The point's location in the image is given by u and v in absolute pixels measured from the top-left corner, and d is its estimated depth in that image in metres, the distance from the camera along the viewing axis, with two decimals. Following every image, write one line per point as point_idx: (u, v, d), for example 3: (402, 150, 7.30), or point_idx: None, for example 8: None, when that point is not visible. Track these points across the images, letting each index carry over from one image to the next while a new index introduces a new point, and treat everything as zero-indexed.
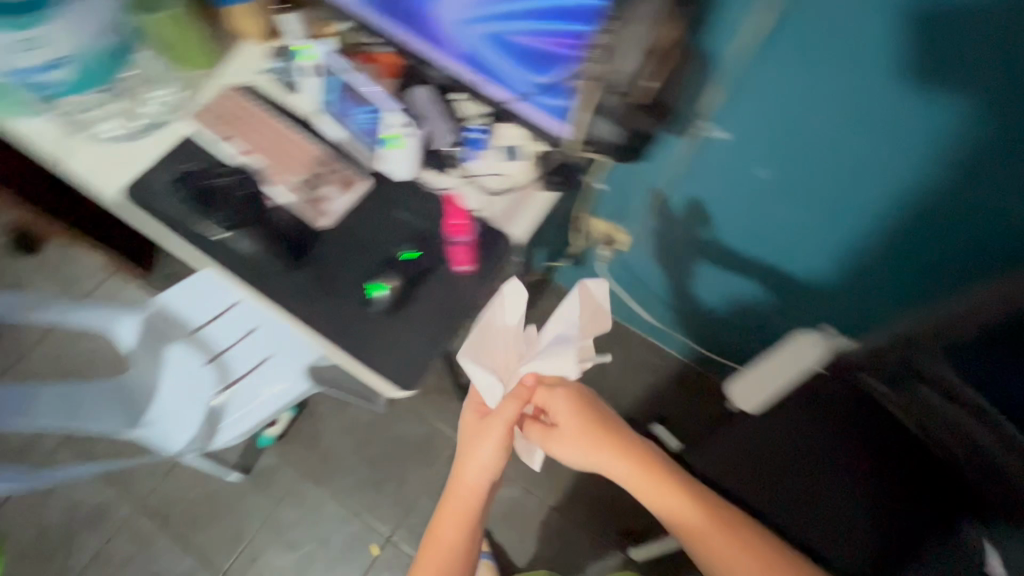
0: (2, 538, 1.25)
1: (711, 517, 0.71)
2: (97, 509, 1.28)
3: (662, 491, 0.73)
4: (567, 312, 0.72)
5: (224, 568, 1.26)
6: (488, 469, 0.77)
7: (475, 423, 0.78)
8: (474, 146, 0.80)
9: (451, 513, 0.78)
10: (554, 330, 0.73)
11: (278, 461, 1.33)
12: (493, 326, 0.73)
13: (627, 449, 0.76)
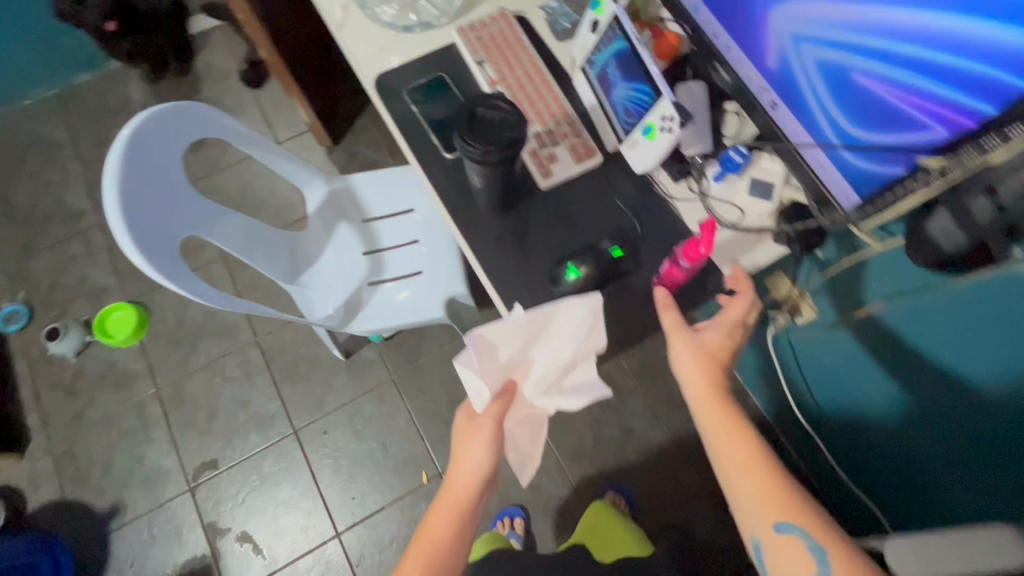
0: (149, 313, 1.44)
1: (777, 480, 0.55)
2: (224, 325, 1.43)
3: (746, 458, 0.57)
4: (569, 322, 0.65)
5: (297, 426, 1.37)
6: (483, 460, 0.66)
7: (463, 424, 0.68)
8: (727, 165, 0.73)
9: (449, 502, 0.67)
10: (558, 341, 0.66)
11: (376, 358, 1.41)
12: (492, 332, 0.64)
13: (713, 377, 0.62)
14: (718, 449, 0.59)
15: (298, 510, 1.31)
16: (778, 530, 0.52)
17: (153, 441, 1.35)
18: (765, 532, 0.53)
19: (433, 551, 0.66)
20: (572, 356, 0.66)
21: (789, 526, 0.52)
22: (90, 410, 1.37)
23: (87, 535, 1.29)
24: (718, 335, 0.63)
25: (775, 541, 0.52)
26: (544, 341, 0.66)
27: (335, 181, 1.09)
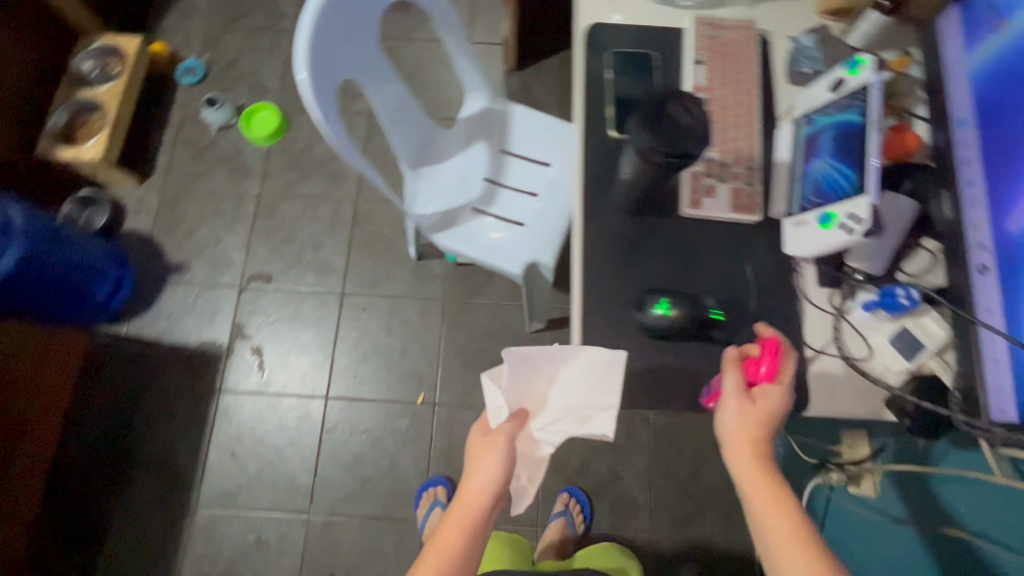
0: (289, 128, 1.55)
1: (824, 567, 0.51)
2: (339, 172, 1.52)
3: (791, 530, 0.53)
4: (598, 367, 0.63)
5: (346, 289, 1.44)
6: (495, 480, 0.61)
7: (475, 440, 0.64)
8: (886, 301, 0.64)
9: (454, 525, 0.60)
10: (582, 380, 0.64)
11: (440, 275, 1.43)
12: (522, 352, 0.62)
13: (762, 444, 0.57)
14: (764, 523, 0.54)
15: (309, 357, 1.39)
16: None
17: (234, 232, 1.48)
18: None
19: (438, 572, 0.58)
20: (590, 403, 0.63)
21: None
22: (205, 179, 1.52)
23: (149, 274, 1.45)
24: (778, 402, 0.57)
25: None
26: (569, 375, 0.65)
27: (497, 102, 1.11)
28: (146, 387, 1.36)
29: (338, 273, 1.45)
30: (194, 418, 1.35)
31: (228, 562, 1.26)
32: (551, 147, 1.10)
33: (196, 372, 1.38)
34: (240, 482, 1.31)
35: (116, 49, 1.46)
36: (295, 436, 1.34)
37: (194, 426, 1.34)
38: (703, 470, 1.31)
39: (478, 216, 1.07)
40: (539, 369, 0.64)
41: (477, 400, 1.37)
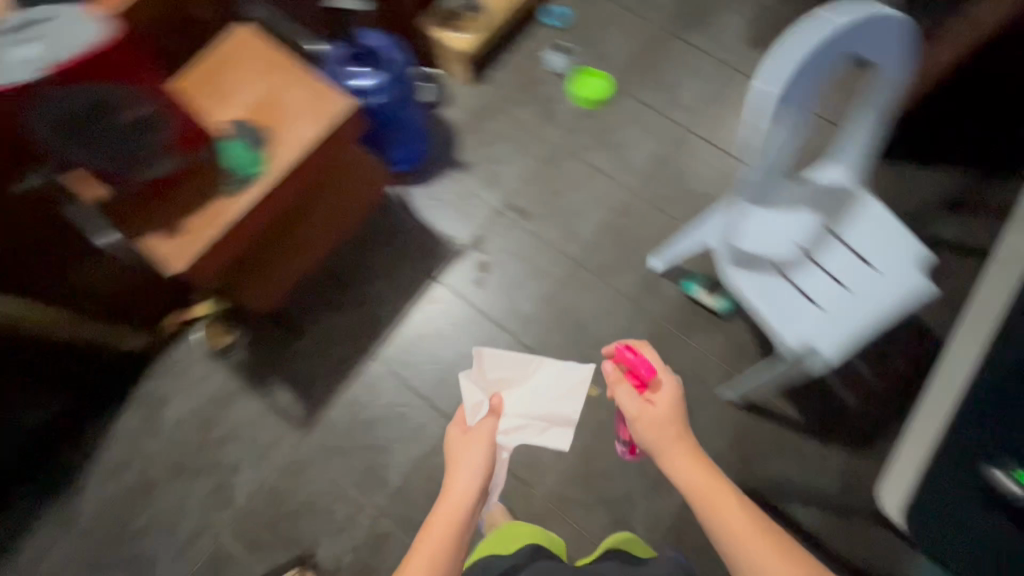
0: (608, 104, 1.64)
1: (760, 529, 0.83)
2: (628, 162, 1.59)
3: (726, 511, 0.85)
4: (557, 377, 1.31)
5: (581, 261, 1.50)
6: (475, 477, 1.00)
7: (456, 436, 1.07)
8: None
9: (450, 507, 0.97)
10: (528, 395, 1.27)
11: (670, 297, 1.44)
12: (502, 357, 1.31)
13: (693, 457, 0.92)
14: (711, 505, 0.87)
15: (520, 298, 1.48)
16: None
17: (519, 162, 1.60)
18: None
19: (442, 541, 0.93)
20: (541, 409, 1.28)
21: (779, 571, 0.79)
22: (519, 107, 1.65)
23: (436, 157, 1.59)
24: (668, 396, 0.96)
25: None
26: (526, 386, 1.28)
27: (855, 186, 1.08)
28: (386, 244, 1.51)
29: (582, 243, 1.51)
30: (409, 290, 1.48)
31: (373, 419, 1.38)
32: (886, 255, 1.04)
33: (429, 255, 1.51)
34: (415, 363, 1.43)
35: None
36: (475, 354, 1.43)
37: (406, 296, 1.47)
38: None
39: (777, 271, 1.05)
40: (509, 377, 1.28)
41: None
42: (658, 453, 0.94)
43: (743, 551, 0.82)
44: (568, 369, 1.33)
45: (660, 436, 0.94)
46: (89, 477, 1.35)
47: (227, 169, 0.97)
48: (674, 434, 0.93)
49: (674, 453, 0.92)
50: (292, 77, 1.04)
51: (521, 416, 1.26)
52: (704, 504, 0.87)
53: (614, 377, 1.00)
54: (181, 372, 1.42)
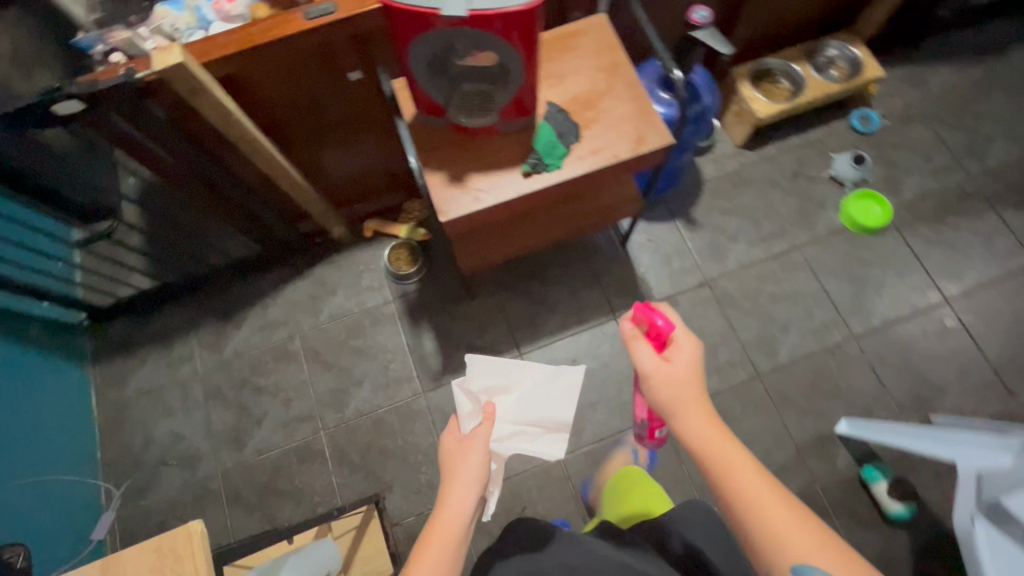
0: (873, 236, 1.46)
1: (787, 507, 0.67)
2: (866, 307, 1.41)
3: (742, 481, 0.69)
4: (552, 385, 1.11)
5: (764, 379, 1.36)
6: (471, 492, 0.83)
7: (455, 448, 0.90)
8: None
9: (448, 516, 0.80)
10: (519, 405, 1.09)
11: (842, 469, 1.27)
12: (488, 361, 1.11)
13: (709, 427, 0.74)
14: (735, 487, 0.69)
15: None
16: (795, 570, 0.63)
17: (752, 247, 1.47)
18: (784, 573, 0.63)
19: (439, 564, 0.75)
20: (536, 416, 1.09)
21: (808, 566, 0.63)
22: (779, 193, 1.51)
23: (672, 202, 1.51)
24: (687, 355, 0.78)
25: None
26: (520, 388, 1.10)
27: None
28: (585, 259, 1.47)
29: (774, 361, 1.37)
30: (583, 313, 1.43)
31: None
32: None
33: (619, 291, 1.44)
34: None
35: (859, 69, 1.44)
36: (614, 408, 1.36)
37: (578, 317, 1.43)
38: None
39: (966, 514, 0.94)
40: (497, 381, 1.10)
41: None
42: (671, 414, 0.77)
43: (764, 529, 0.66)
44: (552, 375, 1.12)
45: (674, 393, 0.77)
46: (247, 320, 1.47)
47: (532, 150, 0.95)
48: (693, 398, 0.76)
49: (689, 416, 0.76)
50: (626, 87, 0.99)
51: (517, 423, 1.06)
52: (719, 473, 0.71)
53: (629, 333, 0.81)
54: (357, 274, 1.49)
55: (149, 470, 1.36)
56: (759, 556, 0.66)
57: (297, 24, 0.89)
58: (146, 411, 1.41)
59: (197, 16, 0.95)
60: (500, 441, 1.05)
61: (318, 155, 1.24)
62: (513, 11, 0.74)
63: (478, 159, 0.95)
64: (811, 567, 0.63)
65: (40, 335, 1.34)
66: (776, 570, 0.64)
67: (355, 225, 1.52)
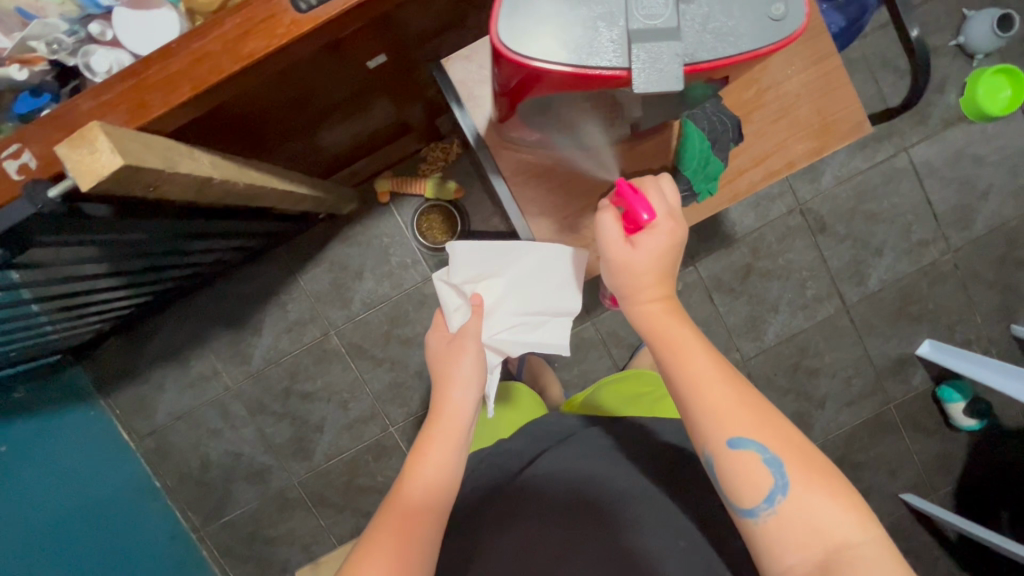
0: (993, 123, 1.22)
1: (737, 386, 0.55)
2: (969, 215, 1.26)
3: (694, 363, 0.55)
4: (550, 267, 0.66)
5: (852, 309, 1.28)
6: (472, 382, 0.60)
7: (443, 346, 0.64)
8: None
9: (448, 432, 0.58)
10: (515, 296, 0.66)
11: (919, 391, 1.31)
12: (484, 245, 0.64)
13: (670, 307, 0.59)
14: (690, 364, 0.55)
15: (769, 321, 1.28)
16: (733, 445, 0.52)
17: (851, 156, 1.23)
18: (722, 450, 0.52)
19: (436, 477, 0.55)
20: (537, 308, 0.66)
21: (748, 443, 0.52)
22: None
23: None
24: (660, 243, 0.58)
25: (732, 455, 0.52)
26: (516, 277, 0.65)
27: None
28: None
29: (865, 288, 1.28)
30: None
31: (571, 379, 1.28)
32: None
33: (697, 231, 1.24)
34: (634, 343, 1.27)
35: None
36: None
37: None
38: None
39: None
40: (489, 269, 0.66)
41: None
42: (623, 295, 0.60)
43: (703, 408, 0.54)
44: (548, 256, 0.66)
45: (629, 277, 0.59)
46: (267, 322, 1.24)
47: (678, 174, 0.65)
48: (659, 276, 0.58)
49: (650, 297, 0.59)
50: (801, 38, 0.64)
51: (517, 314, 0.66)
52: (664, 350, 0.57)
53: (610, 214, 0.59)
54: (381, 249, 1.22)
55: (219, 490, 1.30)
56: (695, 432, 0.55)
57: (286, 27, 0.49)
58: (188, 434, 1.28)
59: (77, 1, 0.53)
60: (494, 335, 0.65)
61: (310, 142, 0.86)
62: (766, 53, 0.38)
63: (595, 190, 0.67)
64: (751, 443, 0.52)
65: (27, 394, 1.08)
66: (712, 447, 0.53)
67: (361, 188, 1.17)
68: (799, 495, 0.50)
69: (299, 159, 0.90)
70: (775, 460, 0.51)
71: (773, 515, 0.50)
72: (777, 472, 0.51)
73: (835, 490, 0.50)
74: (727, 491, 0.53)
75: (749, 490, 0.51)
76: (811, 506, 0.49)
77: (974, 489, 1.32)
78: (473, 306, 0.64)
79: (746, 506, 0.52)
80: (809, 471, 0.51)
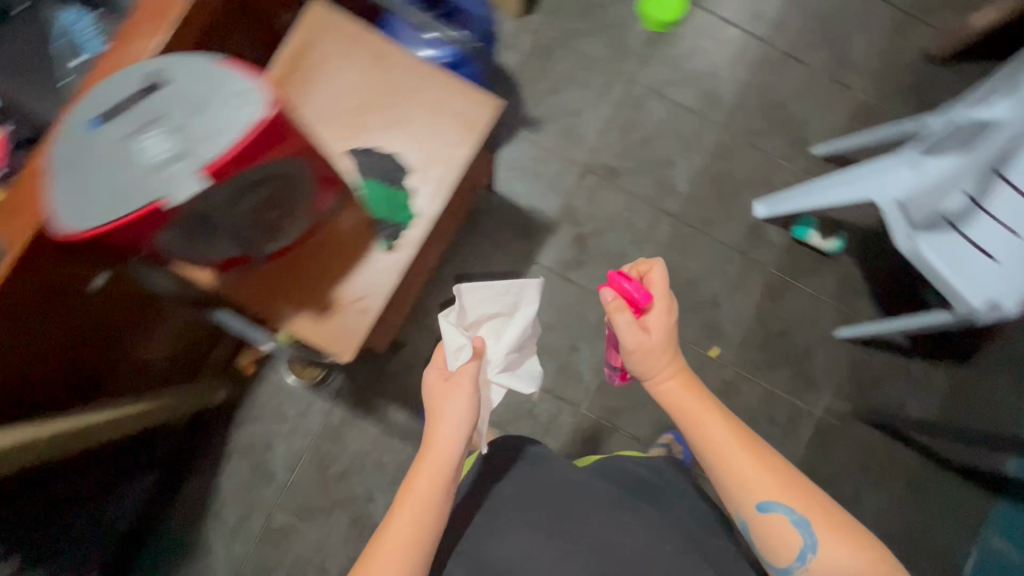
0: (682, 23, 1.43)
1: (761, 459, 0.73)
2: (716, 94, 1.42)
3: (722, 445, 0.74)
4: (527, 308, 0.81)
5: (683, 218, 1.39)
6: (459, 424, 0.74)
7: (437, 383, 0.77)
8: None
9: (416, 503, 0.69)
10: (501, 333, 0.81)
11: (781, 244, 1.39)
12: (477, 293, 0.78)
13: (702, 403, 0.77)
14: (714, 438, 0.74)
15: (627, 267, 1.37)
16: (763, 508, 0.71)
17: (598, 108, 1.40)
18: (752, 512, 0.72)
19: (426, 511, 0.69)
20: (520, 336, 0.81)
21: (776, 507, 0.71)
22: (586, 40, 1.40)
23: (501, 116, 1.37)
24: (663, 317, 0.79)
25: (763, 517, 0.71)
26: (502, 321, 0.81)
27: None
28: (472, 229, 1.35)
29: (681, 197, 1.40)
30: (507, 276, 1.34)
31: (501, 418, 1.31)
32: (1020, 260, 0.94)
33: (519, 234, 1.35)
34: None
35: None
36: (591, 335, 1.35)
37: (504, 282, 1.34)
38: (938, 526, 1.35)
39: (908, 240, 0.98)
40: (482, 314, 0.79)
41: (765, 367, 1.38)
42: (648, 377, 0.81)
43: (737, 481, 0.72)
44: (523, 300, 0.81)
45: (652, 360, 0.79)
46: (211, 537, 1.25)
47: (378, 220, 0.76)
48: (668, 360, 0.80)
49: (676, 393, 0.79)
50: (413, 76, 0.79)
51: (505, 345, 0.80)
52: (693, 433, 0.76)
53: (616, 308, 0.78)
54: (275, 410, 1.28)
55: None
56: (731, 496, 0.74)
57: None
58: None
59: None
60: (495, 367, 0.80)
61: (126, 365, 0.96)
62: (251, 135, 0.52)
63: (325, 272, 0.76)
64: (777, 507, 0.71)
65: None
66: (746, 511, 0.72)
67: (228, 372, 1.25)
68: (822, 553, 0.68)
69: (131, 384, 1.00)
70: (799, 519, 0.70)
71: (802, 566, 0.69)
72: (806, 533, 0.69)
73: (846, 536, 0.69)
74: (763, 548, 0.71)
75: (786, 550, 0.70)
76: (831, 553, 0.68)
77: (886, 293, 1.39)
78: (473, 350, 0.77)
79: (781, 559, 0.71)
80: (831, 525, 0.69)
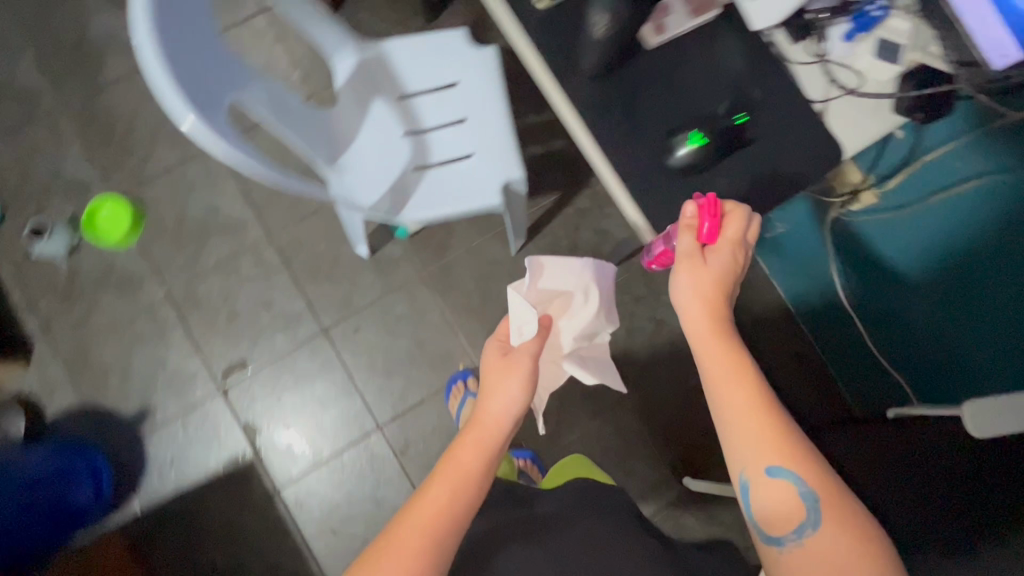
0: (143, 210, 1.32)
1: (771, 403, 0.60)
2: (233, 220, 1.33)
3: (734, 385, 0.60)
4: (605, 290, 0.90)
5: (326, 325, 1.32)
6: (514, 396, 0.71)
7: (495, 356, 0.76)
8: (861, 22, 0.76)
9: (453, 474, 0.62)
10: (576, 319, 0.88)
11: (403, 253, 1.35)
12: (557, 266, 0.86)
13: (729, 335, 0.64)
14: (718, 377, 0.62)
15: (337, 408, 1.30)
16: (771, 472, 0.57)
17: (172, 342, 1.29)
18: (756, 474, 0.58)
19: (459, 486, 0.61)
20: (592, 317, 0.88)
21: (785, 471, 0.57)
22: (100, 311, 1.28)
23: (117, 440, 1.25)
24: (729, 261, 0.66)
25: (765, 480, 0.57)
26: (579, 292, 0.88)
27: (395, 98, 0.99)
28: (206, 536, 1.24)
29: (307, 315, 1.33)
30: (272, 528, 1.25)
31: None
32: (465, 145, 1.00)
33: (241, 492, 1.26)
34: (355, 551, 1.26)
35: None
36: (375, 481, 1.28)
37: (272, 537, 1.25)
38: None
39: (401, 218, 0.94)
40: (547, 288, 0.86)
41: None
42: (686, 315, 0.67)
43: (736, 428, 0.59)
44: (599, 276, 0.89)
45: (693, 278, 0.66)
46: None
47: None
48: (719, 295, 0.66)
49: (696, 311, 0.65)
50: None
51: (590, 315, 0.88)
52: (706, 361, 0.63)
53: (683, 229, 0.68)
54: None
55: None
56: (730, 452, 0.60)
57: None
58: None
59: None
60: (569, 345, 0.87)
61: None
62: None
63: None
64: (784, 472, 0.57)
65: None
66: (750, 472, 0.58)
67: None
68: (824, 530, 0.54)
69: None
70: (807, 494, 0.56)
71: (795, 544, 0.56)
72: (809, 506, 0.55)
73: (850, 515, 0.55)
74: (760, 512, 0.58)
75: (778, 519, 0.57)
76: (831, 537, 0.54)
77: None
78: (541, 326, 0.79)
79: (775, 530, 0.57)
80: (839, 514, 0.54)
